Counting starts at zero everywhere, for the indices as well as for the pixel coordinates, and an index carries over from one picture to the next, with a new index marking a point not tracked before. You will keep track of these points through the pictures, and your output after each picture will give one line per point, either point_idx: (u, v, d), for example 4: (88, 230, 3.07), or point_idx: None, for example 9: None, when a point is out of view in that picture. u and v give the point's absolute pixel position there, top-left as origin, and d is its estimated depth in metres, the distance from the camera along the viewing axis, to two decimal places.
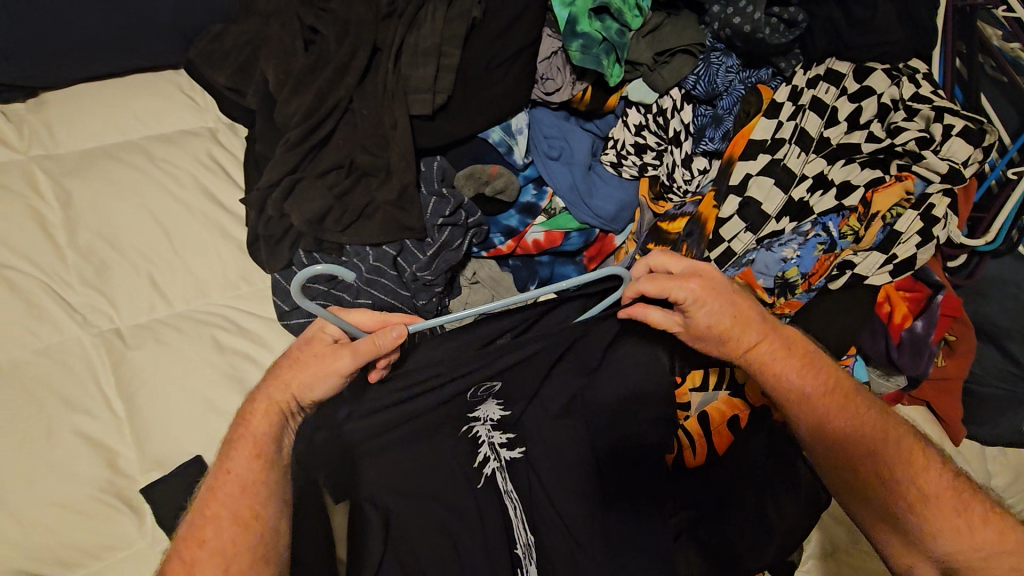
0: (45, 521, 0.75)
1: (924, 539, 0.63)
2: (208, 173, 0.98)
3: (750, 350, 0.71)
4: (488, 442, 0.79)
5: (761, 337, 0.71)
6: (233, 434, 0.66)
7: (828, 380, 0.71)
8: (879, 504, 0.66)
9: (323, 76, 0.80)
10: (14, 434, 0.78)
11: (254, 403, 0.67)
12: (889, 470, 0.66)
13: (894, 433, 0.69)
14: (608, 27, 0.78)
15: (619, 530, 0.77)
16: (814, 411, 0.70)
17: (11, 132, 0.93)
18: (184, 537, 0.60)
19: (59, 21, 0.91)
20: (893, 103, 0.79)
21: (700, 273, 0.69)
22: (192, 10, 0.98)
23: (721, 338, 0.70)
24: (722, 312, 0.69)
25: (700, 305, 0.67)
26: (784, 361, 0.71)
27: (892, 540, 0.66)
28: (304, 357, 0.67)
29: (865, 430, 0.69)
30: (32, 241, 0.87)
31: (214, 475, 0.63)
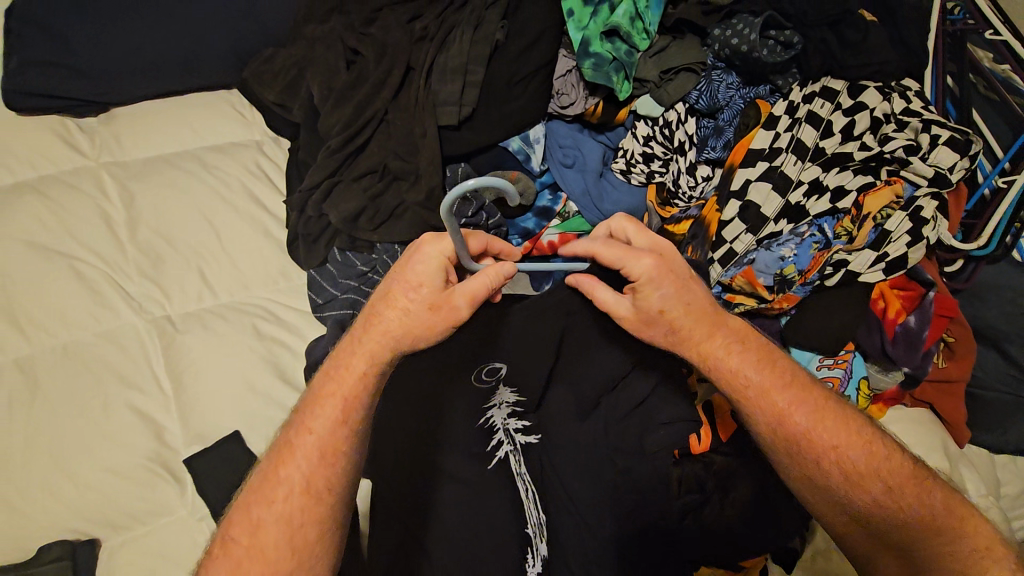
0: (98, 486, 0.82)
1: (885, 530, 0.65)
2: (254, 179, 1.08)
3: (706, 341, 0.72)
4: (504, 429, 0.85)
5: (713, 325, 0.73)
6: (319, 385, 0.67)
7: (784, 373, 0.72)
8: (839, 495, 0.67)
9: (363, 91, 0.90)
10: (76, 406, 0.86)
11: (355, 351, 0.67)
12: (850, 462, 0.67)
13: (853, 423, 0.69)
14: (618, 48, 0.88)
15: (628, 514, 0.80)
16: (771, 404, 0.69)
17: (85, 142, 1.05)
18: (252, 493, 0.63)
19: (135, 49, 1.04)
20: (886, 116, 0.87)
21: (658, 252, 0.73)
22: (246, 35, 1.10)
23: (676, 324, 0.72)
24: (677, 296, 0.71)
25: (660, 284, 0.71)
26: (742, 351, 0.72)
27: (852, 531, 0.67)
28: (412, 305, 0.67)
29: (823, 422, 0.69)
30: (99, 236, 0.98)
31: (296, 432, 0.64)
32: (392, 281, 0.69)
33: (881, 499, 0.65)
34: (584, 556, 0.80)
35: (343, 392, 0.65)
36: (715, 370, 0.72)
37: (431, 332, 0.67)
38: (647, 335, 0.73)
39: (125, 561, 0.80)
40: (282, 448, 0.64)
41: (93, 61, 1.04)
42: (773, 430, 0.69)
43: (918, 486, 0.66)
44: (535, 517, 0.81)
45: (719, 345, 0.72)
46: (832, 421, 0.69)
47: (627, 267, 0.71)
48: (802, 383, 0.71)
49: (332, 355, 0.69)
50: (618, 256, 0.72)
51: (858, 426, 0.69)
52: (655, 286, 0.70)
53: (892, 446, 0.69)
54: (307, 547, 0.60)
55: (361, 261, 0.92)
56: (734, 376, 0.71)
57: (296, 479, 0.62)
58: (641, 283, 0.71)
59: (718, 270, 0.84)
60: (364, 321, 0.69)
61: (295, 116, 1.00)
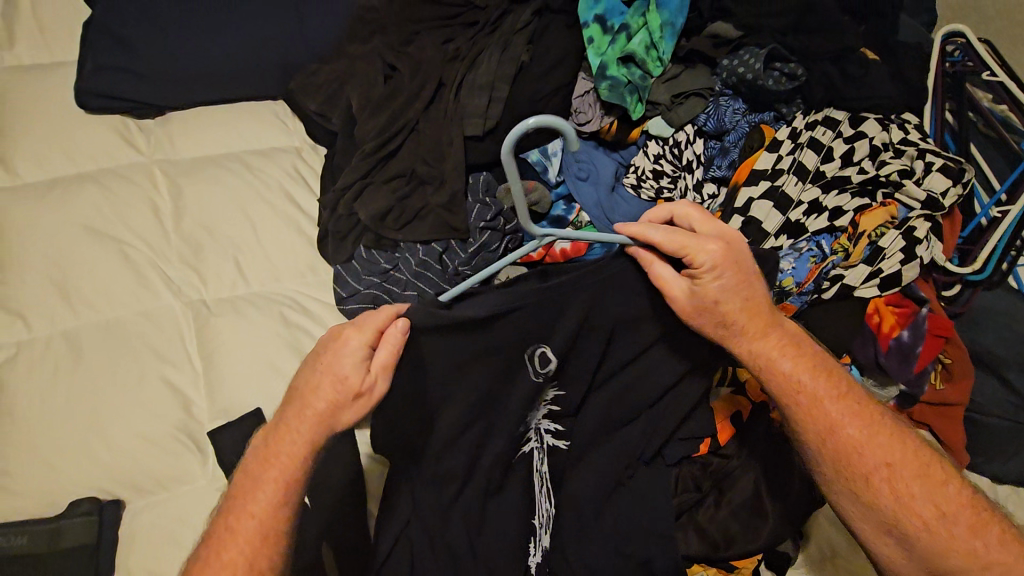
0: (128, 450, 0.88)
1: (931, 556, 0.66)
2: (290, 181, 1.16)
3: (762, 344, 0.74)
4: (536, 431, 0.82)
5: (772, 330, 0.74)
6: (254, 467, 0.70)
7: (840, 385, 0.74)
8: (884, 512, 0.69)
9: (397, 103, 0.99)
10: (115, 377, 0.93)
11: (286, 434, 0.69)
12: (902, 481, 0.69)
13: (908, 445, 0.71)
14: (633, 72, 0.95)
15: (623, 512, 0.84)
16: (825, 414, 0.72)
17: (142, 140, 1.15)
18: (205, 549, 0.68)
19: (196, 59, 1.15)
20: (882, 146, 0.93)
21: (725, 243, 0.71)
22: (296, 51, 1.20)
23: (729, 319, 0.71)
24: (735, 292, 0.71)
25: (721, 272, 0.69)
26: (797, 358, 0.74)
27: (895, 556, 0.69)
28: (320, 386, 0.68)
29: (877, 439, 0.71)
30: (147, 224, 1.06)
31: (233, 519, 0.68)
32: (309, 364, 0.71)
33: (930, 524, 0.67)
34: (580, 550, 0.83)
35: (282, 468, 0.69)
36: (767, 374, 0.73)
37: (345, 405, 0.67)
38: (695, 323, 0.71)
39: (148, 525, 0.85)
40: (220, 532, 0.68)
41: (157, 68, 1.14)
42: (824, 440, 0.72)
43: (970, 516, 0.67)
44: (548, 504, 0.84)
45: (776, 350, 0.74)
46: (886, 439, 0.71)
47: (691, 254, 0.68)
48: (858, 397, 0.74)
49: (264, 437, 0.72)
50: (682, 238, 0.69)
51: (913, 448, 0.71)
52: (716, 273, 0.69)
53: (945, 470, 0.70)
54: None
55: (385, 258, 0.98)
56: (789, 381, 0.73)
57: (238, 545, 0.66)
58: (702, 268, 0.69)
59: None
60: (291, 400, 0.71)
61: (334, 124, 1.08)
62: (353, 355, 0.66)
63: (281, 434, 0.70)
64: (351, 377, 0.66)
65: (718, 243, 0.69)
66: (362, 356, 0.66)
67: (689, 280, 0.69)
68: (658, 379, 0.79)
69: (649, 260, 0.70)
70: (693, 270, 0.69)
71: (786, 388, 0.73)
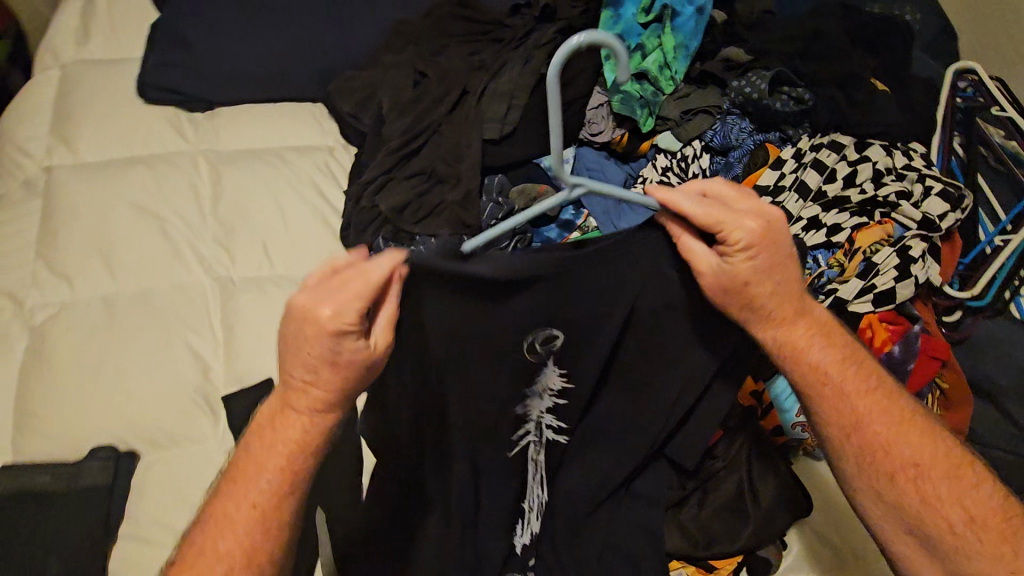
0: (148, 407, 0.95)
1: (952, 560, 0.66)
2: (321, 176, 1.24)
3: (792, 329, 0.68)
4: (536, 423, 0.72)
5: (806, 317, 0.69)
6: (251, 459, 0.65)
7: (870, 378, 0.71)
8: (905, 512, 0.68)
9: (423, 106, 1.07)
10: (144, 339, 1.00)
11: (284, 422, 0.63)
12: (930, 481, 0.67)
13: (940, 443, 0.69)
14: (645, 89, 1.01)
15: (611, 508, 0.83)
16: (854, 409, 0.70)
17: (189, 130, 1.25)
18: (200, 532, 0.65)
19: (248, 62, 1.27)
20: (885, 169, 0.95)
21: (765, 219, 0.62)
22: (337, 58, 1.30)
23: (760, 304, 0.65)
24: (768, 275, 0.64)
25: (757, 252, 0.62)
26: (829, 351, 0.70)
27: (912, 554, 0.69)
28: (311, 370, 0.60)
29: (909, 437, 0.69)
30: (187, 206, 1.15)
31: (235, 509, 0.64)
32: (285, 348, 0.60)
33: (955, 527, 0.66)
34: (564, 543, 0.82)
35: (283, 456, 0.63)
36: (795, 364, 0.70)
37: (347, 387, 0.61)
38: (725, 304, 0.64)
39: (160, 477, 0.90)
40: (216, 516, 0.64)
41: (212, 66, 1.26)
42: (850, 436, 0.70)
43: (998, 520, 0.66)
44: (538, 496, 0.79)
45: (808, 338, 0.69)
46: (917, 436, 0.69)
47: (727, 230, 0.61)
48: (889, 391, 0.71)
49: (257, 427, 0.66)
50: (718, 212, 0.61)
51: (945, 446, 0.69)
52: (751, 253, 0.62)
53: (973, 468, 0.69)
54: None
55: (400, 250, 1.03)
56: (817, 372, 0.70)
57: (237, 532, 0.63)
58: (737, 246, 0.61)
59: None
60: (281, 386, 0.64)
61: (364, 124, 1.16)
62: (350, 339, 0.57)
63: (280, 421, 0.63)
64: (353, 363, 0.58)
65: (758, 221, 0.61)
66: (363, 338, 0.57)
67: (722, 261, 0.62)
68: (685, 368, 0.71)
69: (680, 234, 0.62)
70: (728, 248, 0.62)
71: (813, 379, 0.70)
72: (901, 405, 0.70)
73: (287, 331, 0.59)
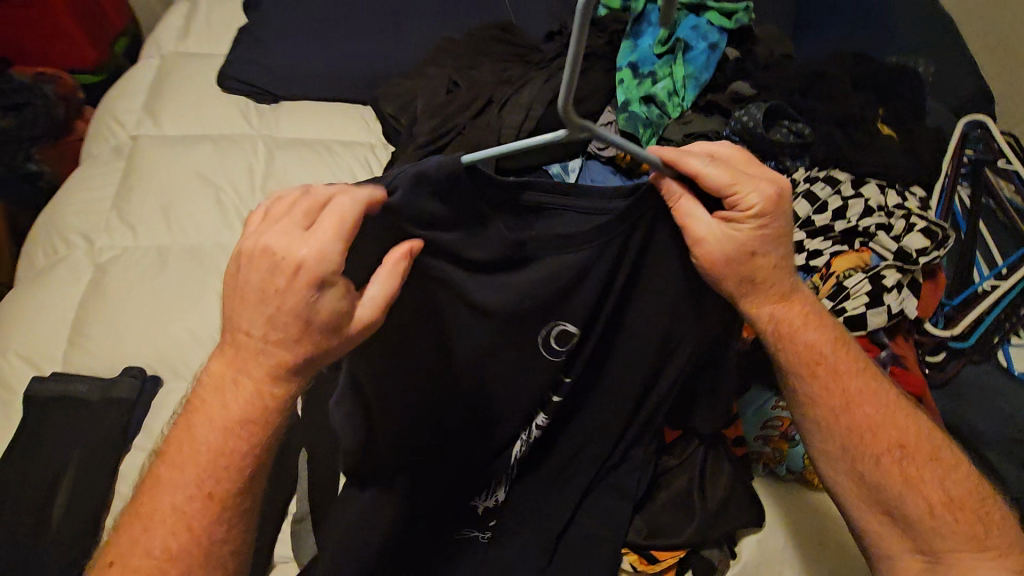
0: (179, 341, 1.09)
1: (931, 541, 0.69)
2: (361, 168, 1.38)
3: (782, 310, 0.70)
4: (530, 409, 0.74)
5: (797, 297, 0.71)
6: (198, 424, 0.61)
7: (857, 360, 0.74)
8: (887, 496, 0.70)
9: (451, 110, 1.19)
10: (185, 284, 1.15)
11: (237, 391, 0.60)
12: (914, 462, 0.71)
13: (922, 429, 0.73)
14: (652, 111, 1.09)
15: (570, 495, 0.84)
16: (845, 391, 0.72)
17: (254, 116, 1.43)
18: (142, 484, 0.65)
19: (313, 64, 1.46)
20: (874, 203, 0.99)
21: (780, 186, 0.63)
22: (389, 66, 1.46)
23: (760, 275, 0.66)
24: (772, 246, 0.65)
25: (773, 219, 0.63)
26: (819, 335, 0.72)
27: (891, 538, 0.71)
28: (273, 322, 0.56)
29: (897, 422, 0.72)
30: (241, 178, 1.31)
31: (170, 500, 0.60)
32: (242, 295, 0.58)
33: (937, 508, 0.69)
34: (521, 518, 0.85)
35: (229, 424, 0.60)
36: (787, 344, 0.71)
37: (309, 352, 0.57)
38: (718, 274, 0.64)
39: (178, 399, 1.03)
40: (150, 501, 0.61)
41: (283, 66, 1.45)
42: (842, 419, 0.72)
43: (972, 503, 0.70)
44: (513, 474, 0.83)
45: (801, 320, 0.72)
46: (904, 423, 0.72)
47: (744, 195, 0.61)
48: (874, 374, 0.74)
49: (203, 389, 0.62)
50: (734, 174, 0.61)
51: (926, 433, 0.73)
52: (762, 220, 0.63)
53: (950, 452, 0.73)
54: (200, 542, 0.60)
55: None
56: (810, 352, 0.71)
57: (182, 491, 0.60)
58: (748, 212, 0.62)
59: None
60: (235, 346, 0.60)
61: (401, 124, 1.30)
62: (328, 292, 0.55)
63: (231, 383, 0.60)
64: (323, 322, 0.56)
65: (776, 186, 0.62)
66: (344, 295, 0.56)
67: (730, 225, 0.63)
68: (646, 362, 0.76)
69: (683, 196, 0.61)
70: (737, 212, 0.63)
71: (804, 360, 0.72)
72: (886, 390, 0.74)
73: (249, 277, 0.57)
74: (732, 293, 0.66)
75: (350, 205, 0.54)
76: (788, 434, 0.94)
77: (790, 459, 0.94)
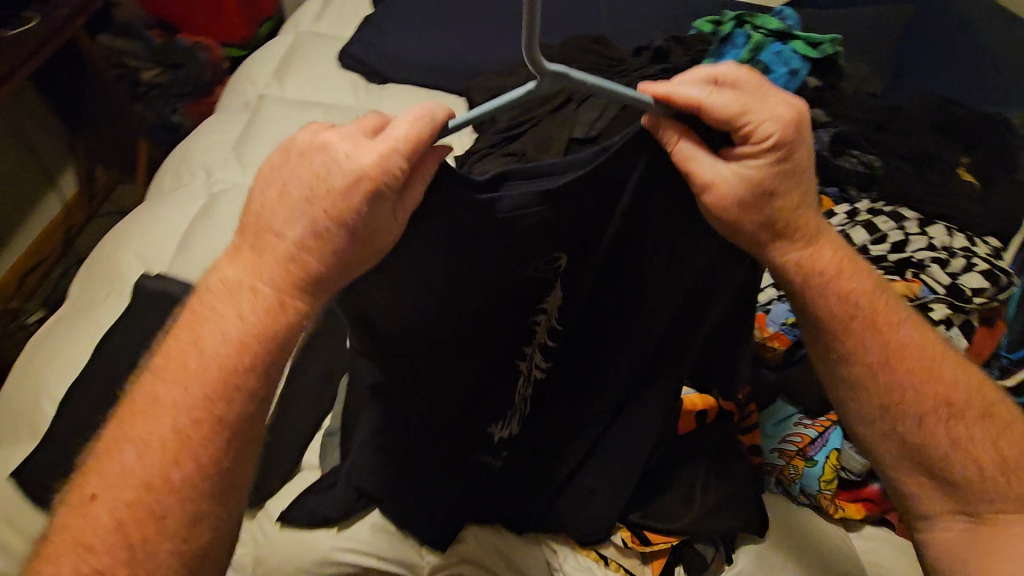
0: None
1: (975, 501, 0.67)
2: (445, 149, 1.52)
3: (822, 247, 0.67)
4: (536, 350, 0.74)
5: (827, 242, 0.68)
6: (205, 343, 0.58)
7: (894, 315, 0.71)
8: (930, 454, 0.69)
9: (533, 104, 1.30)
10: None
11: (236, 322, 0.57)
12: (961, 419, 0.69)
13: (965, 385, 0.71)
14: None
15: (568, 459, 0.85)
16: (885, 343, 0.70)
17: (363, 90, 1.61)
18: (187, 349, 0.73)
19: (420, 53, 1.62)
20: (934, 242, 0.97)
21: (796, 112, 0.58)
22: (485, 63, 1.59)
23: (782, 219, 0.62)
24: (793, 184, 0.62)
25: (792, 152, 0.59)
26: (859, 284, 0.69)
27: (932, 498, 0.70)
28: (319, 225, 0.54)
29: (942, 378, 0.70)
30: None
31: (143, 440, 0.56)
32: (285, 194, 0.56)
33: (984, 466, 0.68)
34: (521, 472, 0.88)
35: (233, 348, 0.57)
36: (829, 291, 0.68)
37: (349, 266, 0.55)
38: (734, 217, 0.60)
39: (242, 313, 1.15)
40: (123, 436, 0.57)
41: (395, 50, 1.62)
42: (881, 374, 0.69)
43: (1021, 466, 0.68)
44: (524, 412, 0.81)
45: (840, 259, 0.69)
46: (948, 378, 0.71)
47: (754, 123, 0.57)
48: (914, 326, 0.72)
49: (210, 301, 0.59)
50: (740, 102, 0.57)
51: (977, 389, 0.71)
52: (778, 150, 0.59)
53: (1001, 411, 0.71)
54: (205, 470, 0.56)
55: None
56: (845, 302, 0.69)
57: (178, 414, 0.56)
58: (761, 144, 0.58)
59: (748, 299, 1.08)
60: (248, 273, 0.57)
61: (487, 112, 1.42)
62: (384, 203, 0.52)
63: (250, 289, 0.57)
64: (371, 233, 0.53)
65: (791, 110, 0.58)
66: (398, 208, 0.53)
67: (739, 165, 0.59)
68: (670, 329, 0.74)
69: (681, 137, 0.57)
70: (750, 145, 0.58)
71: (836, 314, 0.69)
72: (931, 344, 0.72)
73: (298, 177, 0.55)
74: (749, 239, 0.62)
75: (429, 120, 0.52)
76: (806, 454, 0.94)
77: (805, 479, 0.93)
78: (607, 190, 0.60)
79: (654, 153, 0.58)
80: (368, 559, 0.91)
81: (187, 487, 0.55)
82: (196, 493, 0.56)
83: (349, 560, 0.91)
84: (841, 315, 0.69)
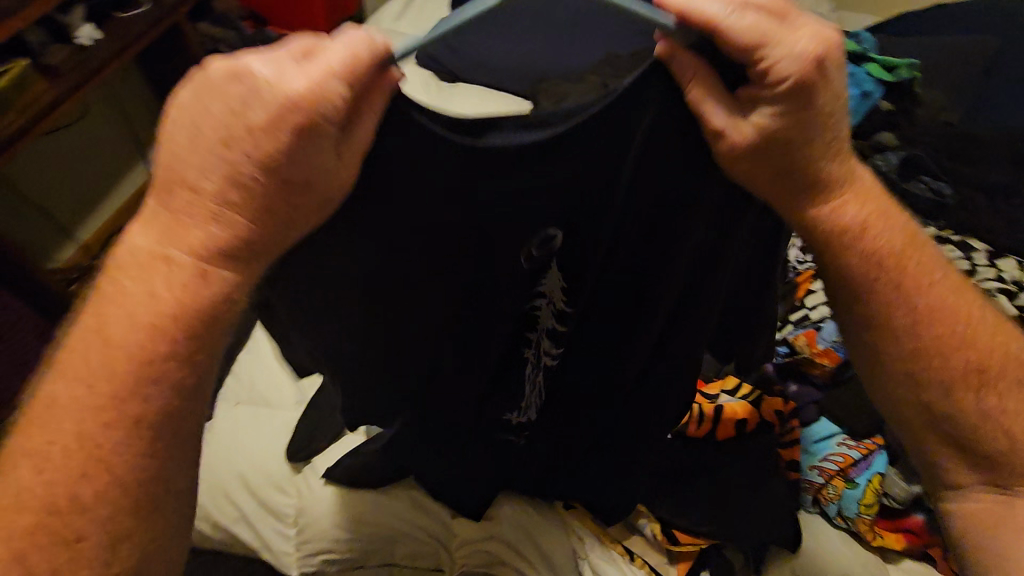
0: None
1: (1004, 476, 0.59)
2: None
3: (855, 195, 0.52)
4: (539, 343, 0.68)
5: (861, 196, 0.53)
6: (108, 326, 0.46)
7: (930, 269, 0.58)
8: (958, 428, 0.60)
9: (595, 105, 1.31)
10: None
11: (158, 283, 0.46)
12: (993, 389, 0.59)
13: (1004, 351, 0.60)
14: None
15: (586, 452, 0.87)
16: (913, 295, 0.57)
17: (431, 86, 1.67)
18: None
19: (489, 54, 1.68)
20: (1007, 276, 0.95)
21: (825, 38, 0.42)
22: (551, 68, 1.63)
23: (812, 177, 0.49)
24: (829, 134, 0.47)
25: (816, 89, 0.43)
26: (894, 235, 0.55)
27: (954, 467, 0.62)
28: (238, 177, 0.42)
29: (975, 341, 0.59)
30: None
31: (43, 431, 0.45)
32: (194, 135, 0.42)
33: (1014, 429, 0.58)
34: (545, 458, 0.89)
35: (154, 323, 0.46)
36: (860, 243, 0.54)
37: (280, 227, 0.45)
38: (752, 174, 0.47)
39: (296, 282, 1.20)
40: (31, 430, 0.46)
41: (466, 49, 1.69)
42: (910, 339, 0.58)
43: None
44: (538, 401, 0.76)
45: (865, 191, 0.53)
46: (987, 343, 0.59)
47: (777, 55, 0.41)
48: (956, 285, 0.60)
49: (119, 278, 0.47)
50: (763, 28, 0.41)
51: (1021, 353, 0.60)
52: (811, 97, 0.43)
53: None
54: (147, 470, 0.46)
55: None
56: (870, 255, 0.55)
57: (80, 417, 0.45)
58: (779, 83, 0.42)
59: (798, 314, 1.09)
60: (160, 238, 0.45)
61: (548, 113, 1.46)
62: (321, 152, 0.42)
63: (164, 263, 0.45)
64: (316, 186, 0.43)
65: (815, 35, 0.42)
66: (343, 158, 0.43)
67: (748, 117, 0.44)
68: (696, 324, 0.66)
69: (694, 76, 0.43)
70: (764, 85, 0.43)
71: (862, 278, 0.56)
72: (965, 301, 0.59)
73: (204, 118, 0.42)
74: (768, 201, 0.50)
75: (364, 49, 0.40)
76: (847, 476, 0.93)
77: (844, 500, 0.91)
78: (615, 146, 0.48)
79: (661, 94, 0.44)
80: (399, 522, 0.97)
81: (98, 502, 0.45)
82: (114, 510, 0.45)
83: (389, 520, 0.97)
84: (866, 280, 0.56)
